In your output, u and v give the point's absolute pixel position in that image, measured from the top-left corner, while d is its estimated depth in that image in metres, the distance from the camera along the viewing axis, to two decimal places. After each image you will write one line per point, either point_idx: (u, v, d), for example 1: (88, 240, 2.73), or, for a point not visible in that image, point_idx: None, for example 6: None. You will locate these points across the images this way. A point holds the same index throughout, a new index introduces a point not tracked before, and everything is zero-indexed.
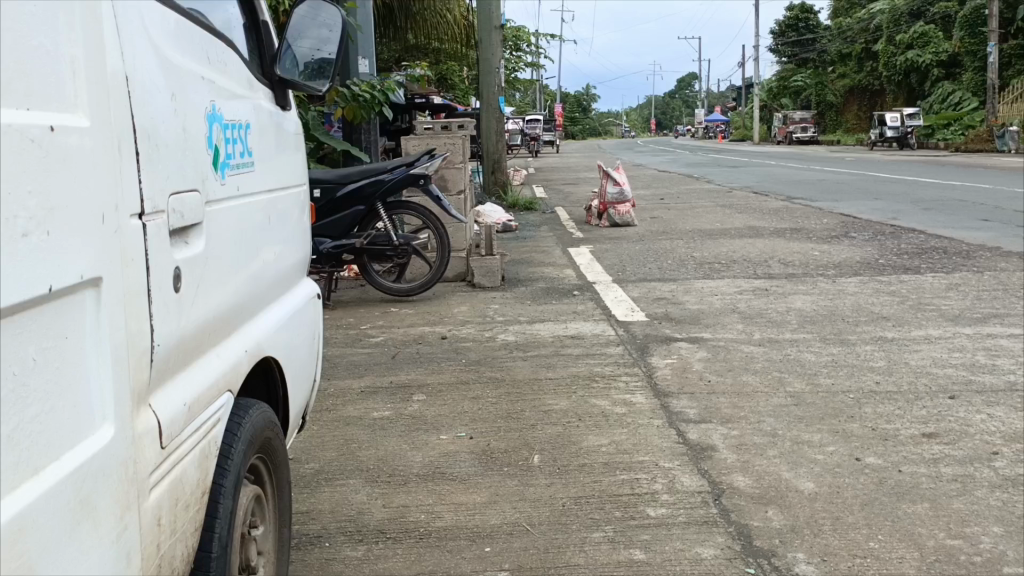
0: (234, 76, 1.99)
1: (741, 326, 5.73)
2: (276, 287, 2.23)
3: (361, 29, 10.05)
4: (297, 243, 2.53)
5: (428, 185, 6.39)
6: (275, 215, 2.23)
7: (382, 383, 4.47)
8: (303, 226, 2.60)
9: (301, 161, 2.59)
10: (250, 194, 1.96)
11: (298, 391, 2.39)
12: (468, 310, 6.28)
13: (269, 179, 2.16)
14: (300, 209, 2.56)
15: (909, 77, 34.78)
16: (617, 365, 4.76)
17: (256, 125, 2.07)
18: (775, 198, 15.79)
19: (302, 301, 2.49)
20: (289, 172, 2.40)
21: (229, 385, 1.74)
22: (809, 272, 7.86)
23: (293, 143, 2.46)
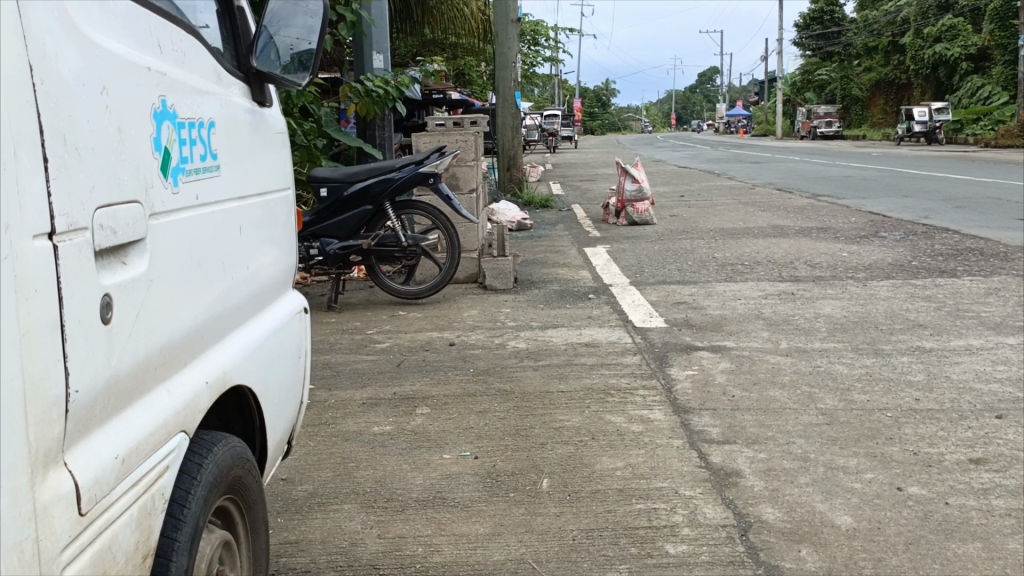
0: (198, 68, 1.75)
1: (766, 334, 5.42)
2: (254, 303, 1.99)
3: (375, 24, 9.83)
4: (282, 252, 2.29)
5: (438, 184, 6.13)
6: (252, 222, 1.99)
7: (385, 394, 4.24)
8: (288, 232, 2.36)
9: (287, 161, 2.35)
10: (216, 202, 1.71)
11: (281, 418, 2.14)
12: (479, 315, 6.04)
13: (243, 182, 1.92)
14: (284, 214, 2.32)
15: (937, 71, 33.94)
16: (634, 377, 4.48)
17: (225, 122, 1.82)
18: (799, 195, 15.36)
19: (286, 316, 2.25)
20: (270, 174, 2.16)
21: (186, 426, 1.50)
22: (836, 274, 7.52)
23: (275, 141, 2.22)
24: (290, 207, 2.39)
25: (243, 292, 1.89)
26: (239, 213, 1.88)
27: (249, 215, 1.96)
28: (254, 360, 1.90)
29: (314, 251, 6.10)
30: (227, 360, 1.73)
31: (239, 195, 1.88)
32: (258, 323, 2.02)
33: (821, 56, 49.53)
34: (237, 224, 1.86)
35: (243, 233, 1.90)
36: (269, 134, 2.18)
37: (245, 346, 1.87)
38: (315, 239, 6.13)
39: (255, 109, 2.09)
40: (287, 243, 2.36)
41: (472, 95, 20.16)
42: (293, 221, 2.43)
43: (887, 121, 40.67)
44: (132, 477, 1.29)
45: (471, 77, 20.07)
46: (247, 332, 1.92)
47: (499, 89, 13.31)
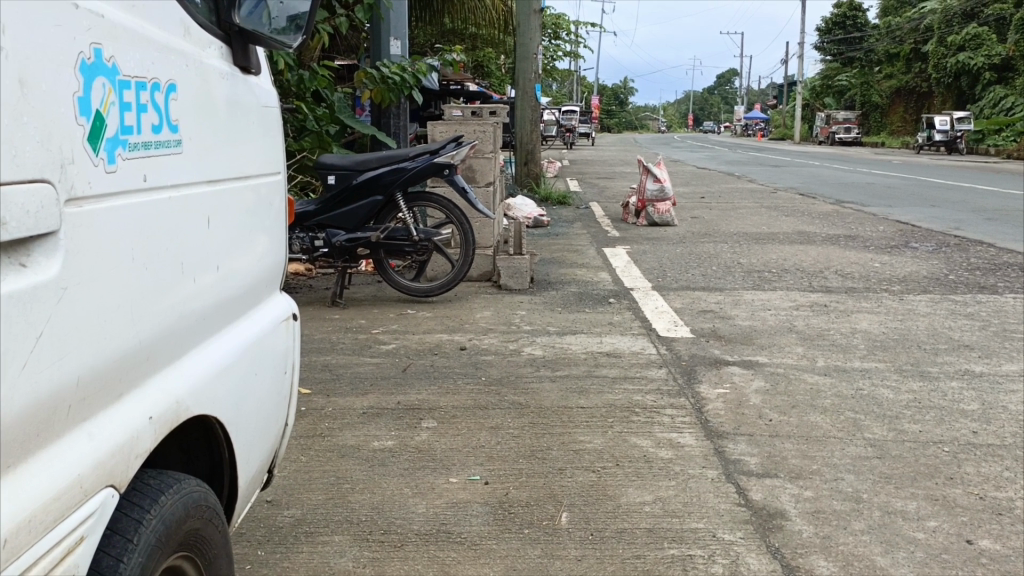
0: (162, 19, 1.41)
1: (801, 350, 5.02)
2: (229, 310, 1.67)
3: (393, 8, 9.48)
4: (267, 249, 1.96)
5: (453, 175, 5.78)
6: (231, 215, 1.66)
7: (388, 403, 3.89)
8: (277, 225, 2.03)
9: (277, 142, 2.01)
10: (175, 185, 1.38)
11: (256, 446, 1.81)
12: (492, 316, 5.67)
13: (218, 164, 1.59)
14: (271, 205, 1.98)
15: (961, 79, 33.24)
16: (660, 394, 4.11)
17: (195, 88, 1.48)
18: (823, 201, 14.89)
19: (271, 323, 1.92)
20: (256, 157, 1.83)
21: (116, 478, 1.18)
22: (870, 286, 7.10)
23: (261, 116, 1.89)
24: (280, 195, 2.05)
25: (214, 297, 1.56)
26: (212, 203, 1.55)
27: (226, 205, 1.64)
28: (223, 381, 1.57)
29: (320, 242, 5.76)
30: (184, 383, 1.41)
31: (211, 181, 1.55)
32: (233, 333, 1.70)
33: (844, 60, 48.77)
34: (209, 216, 1.53)
35: (217, 226, 1.58)
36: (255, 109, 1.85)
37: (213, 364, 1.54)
38: (320, 230, 5.79)
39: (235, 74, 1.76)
40: (275, 238, 2.02)
41: (489, 88, 19.80)
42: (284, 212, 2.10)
43: (908, 129, 39.98)
44: (17, 556, 0.97)
45: (489, 69, 19.70)
46: (218, 345, 1.60)
47: (518, 81, 12.94)
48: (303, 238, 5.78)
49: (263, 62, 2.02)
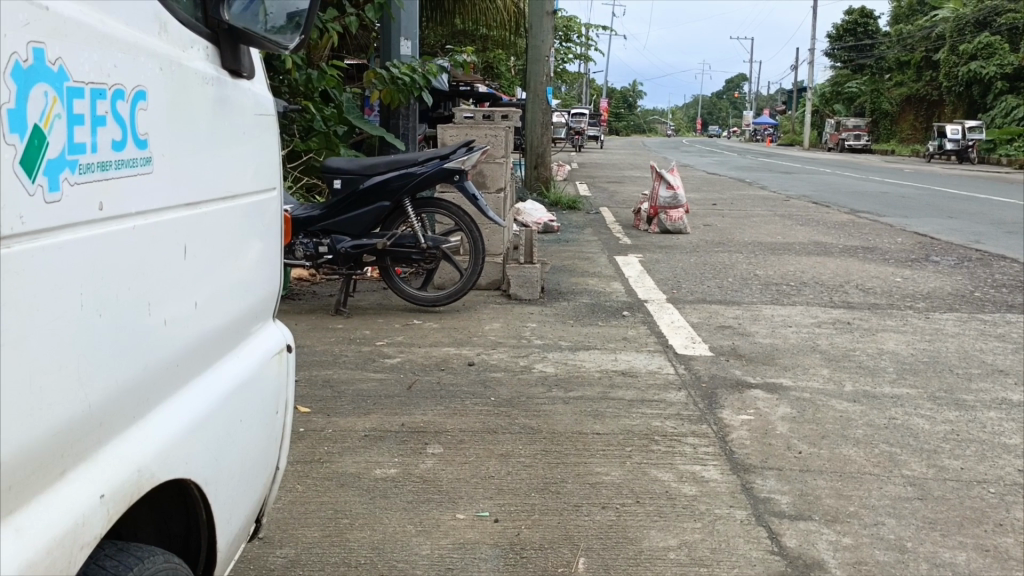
0: (131, 21, 1.29)
1: (827, 372, 4.77)
2: (213, 346, 1.55)
3: (403, 7, 9.28)
4: (264, 273, 1.84)
5: (464, 182, 5.53)
6: (216, 243, 1.55)
7: (391, 424, 3.66)
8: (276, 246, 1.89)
9: (277, 151, 1.85)
10: (134, 214, 1.26)
11: (251, 489, 1.68)
12: (502, 328, 5.44)
13: (201, 186, 1.47)
14: (269, 224, 1.84)
15: (972, 89, 32.92)
16: (680, 419, 3.86)
17: (170, 99, 1.35)
18: (838, 210, 14.62)
19: (268, 354, 1.80)
20: (247, 172, 1.68)
21: (49, 552, 1.07)
22: (893, 302, 6.83)
23: (259, 126, 1.73)
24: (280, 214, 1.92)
25: (192, 334, 1.45)
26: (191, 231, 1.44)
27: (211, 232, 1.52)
28: (201, 425, 1.45)
29: (324, 248, 5.53)
30: (147, 432, 1.30)
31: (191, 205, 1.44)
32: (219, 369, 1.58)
33: (855, 67, 48.44)
34: (186, 246, 1.42)
35: (196, 256, 1.47)
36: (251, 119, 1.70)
37: (187, 406, 1.43)
38: (324, 235, 5.56)
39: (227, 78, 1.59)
40: (275, 260, 1.89)
41: (499, 90, 19.61)
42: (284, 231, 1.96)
43: (919, 137, 39.66)
44: None
45: (499, 71, 19.48)
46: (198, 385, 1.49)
47: (530, 84, 12.71)
48: (306, 244, 5.55)
49: (257, 61, 1.80)
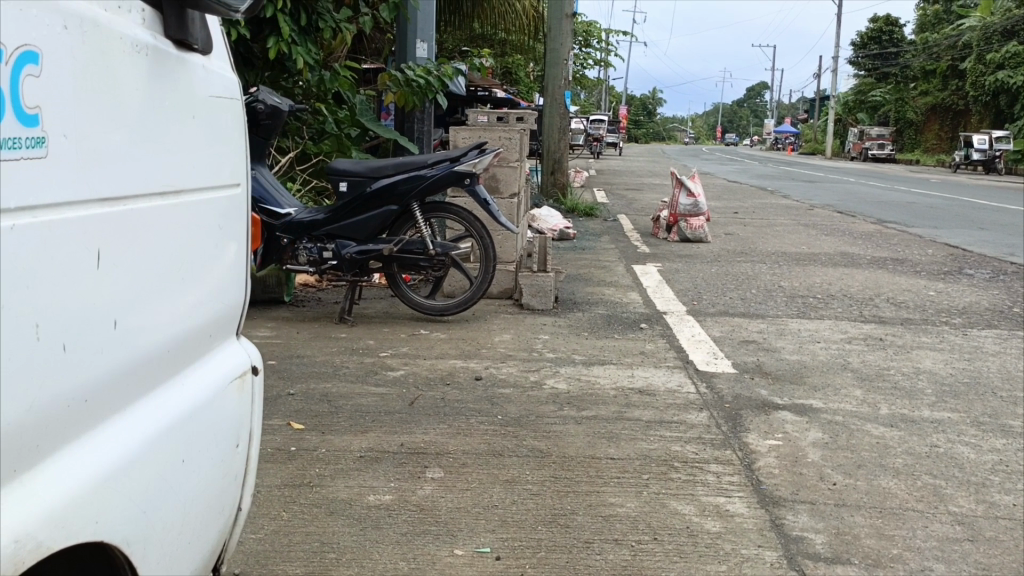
0: None
1: (860, 394, 4.45)
2: (149, 371, 1.32)
3: (419, 8, 9.07)
4: (230, 283, 1.60)
5: (475, 186, 5.27)
6: (152, 248, 1.32)
7: (390, 444, 3.40)
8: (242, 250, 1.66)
9: (237, 143, 1.64)
10: (17, 210, 1.03)
11: (197, 538, 1.44)
12: (512, 340, 5.17)
13: (126, 179, 1.26)
14: (233, 227, 1.61)
15: (999, 99, 32.28)
16: (702, 444, 3.56)
17: (69, 68, 1.13)
18: (864, 220, 14.21)
19: (229, 377, 1.56)
20: (194, 163, 1.45)
21: None
22: (928, 317, 6.48)
23: (212, 109, 1.51)
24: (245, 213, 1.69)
25: (115, 362, 1.22)
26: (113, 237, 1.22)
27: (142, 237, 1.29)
28: (118, 468, 1.21)
29: (328, 253, 5.31)
30: (39, 482, 1.08)
31: (112, 202, 1.22)
32: (159, 397, 1.35)
33: (879, 75, 47.79)
34: (106, 255, 1.20)
35: (122, 266, 1.24)
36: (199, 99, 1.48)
37: (105, 448, 1.20)
38: (329, 240, 5.33)
39: (165, 46, 1.38)
40: (243, 268, 1.66)
41: (517, 95, 19.43)
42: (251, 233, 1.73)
43: (944, 147, 39.00)
44: None
45: (519, 75, 19.30)
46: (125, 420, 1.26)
47: (548, 88, 12.48)
48: (310, 248, 5.32)
49: (216, 31, 1.63)
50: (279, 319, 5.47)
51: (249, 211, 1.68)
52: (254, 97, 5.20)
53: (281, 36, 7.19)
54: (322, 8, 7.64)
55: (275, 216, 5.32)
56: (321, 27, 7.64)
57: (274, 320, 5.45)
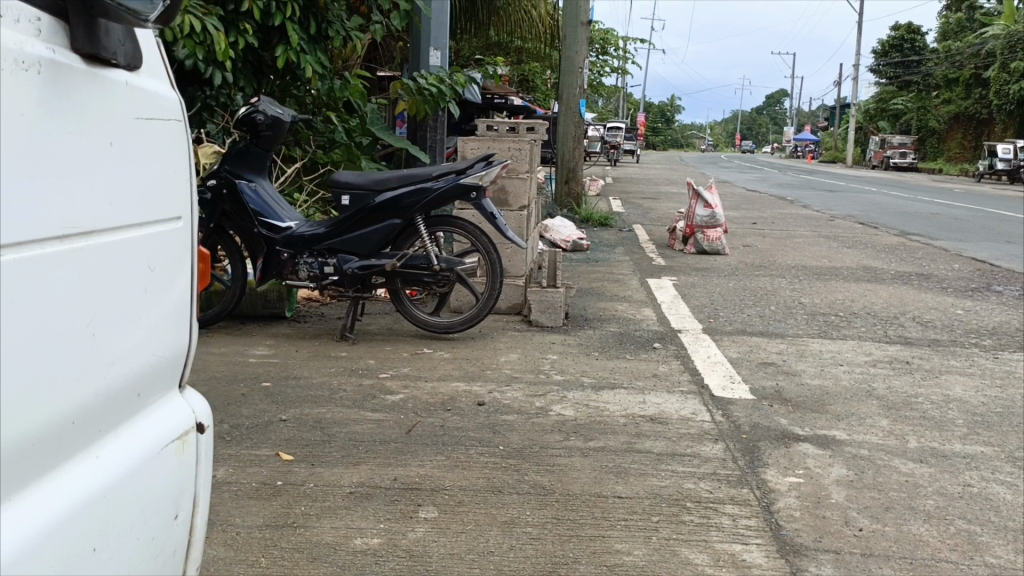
0: None
1: (886, 424, 4.19)
2: (58, 442, 1.16)
3: (432, 16, 8.92)
4: (162, 328, 1.44)
5: (481, 200, 5.10)
6: (69, 300, 1.17)
7: (382, 478, 3.21)
8: (183, 292, 1.52)
9: (172, 168, 1.49)
10: None
11: None
12: (518, 361, 4.96)
13: (35, 222, 1.11)
14: (165, 265, 1.45)
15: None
16: (717, 481, 3.32)
17: None
18: (887, 232, 13.85)
19: (164, 438, 1.42)
20: (113, 196, 1.29)
21: None
22: (957, 338, 6.18)
23: (134, 133, 1.37)
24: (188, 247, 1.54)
25: (20, 436, 1.07)
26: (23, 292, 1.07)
27: (58, 290, 1.15)
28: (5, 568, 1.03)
29: (330, 268, 5.14)
30: None
31: (18, 250, 1.07)
32: (77, 468, 1.20)
33: (900, 83, 47.14)
34: (9, 313, 1.05)
35: (32, 324, 1.09)
36: (121, 122, 1.34)
37: None
38: (331, 254, 5.17)
39: (67, 59, 1.21)
40: (182, 312, 1.51)
41: (533, 103, 19.23)
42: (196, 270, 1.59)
43: (967, 155, 38.30)
44: None
45: (534, 82, 19.11)
46: (36, 498, 1.12)
47: (562, 97, 12.26)
48: (311, 263, 5.15)
49: (143, 40, 1.50)
50: (279, 336, 5.31)
51: (185, 244, 1.53)
52: (254, 107, 5.07)
53: (289, 44, 7.05)
54: (333, 16, 7.51)
55: (275, 229, 5.16)
56: (331, 35, 7.49)
57: (274, 337, 5.28)
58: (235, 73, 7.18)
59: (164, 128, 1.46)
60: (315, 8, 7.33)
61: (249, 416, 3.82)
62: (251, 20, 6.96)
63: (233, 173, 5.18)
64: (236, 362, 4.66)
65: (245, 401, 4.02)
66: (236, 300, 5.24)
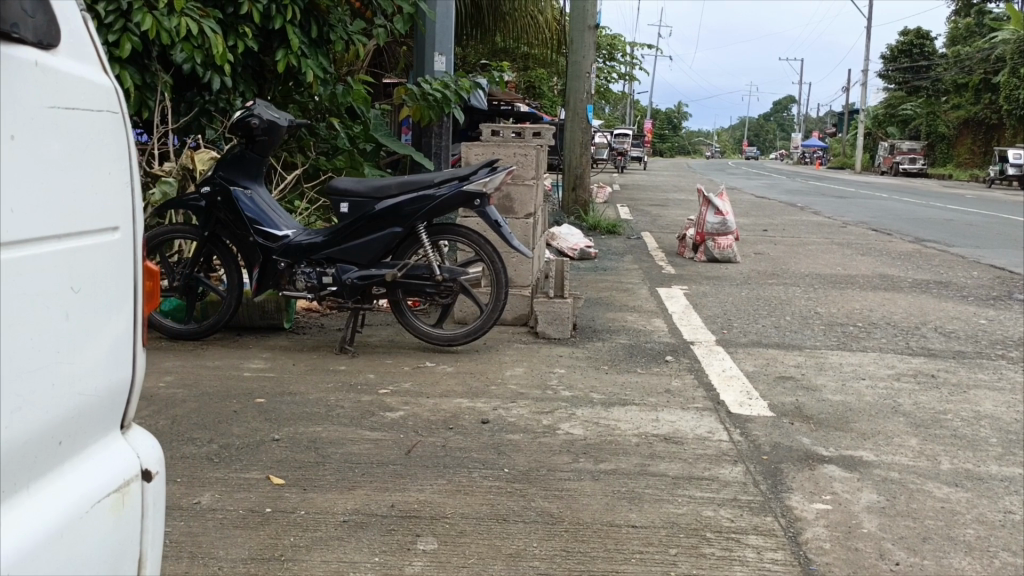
0: None
1: (915, 443, 3.95)
2: None
3: (437, 20, 8.77)
4: (96, 361, 1.31)
5: (485, 207, 4.88)
6: None
7: (379, 505, 3.00)
8: (125, 320, 1.39)
9: (100, 174, 1.34)
10: None
11: None
12: (524, 375, 4.74)
13: None
14: (96, 290, 1.31)
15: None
16: (738, 508, 3.09)
17: None
18: (901, 239, 13.58)
19: (98, 494, 1.29)
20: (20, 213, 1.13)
21: None
22: (982, 350, 5.92)
23: (45, 131, 1.21)
24: (128, 261, 1.40)
25: None
26: None
27: None
28: None
29: (328, 279, 4.94)
30: None
31: None
32: None
33: (908, 90, 46.87)
34: None
35: None
36: (32, 117, 1.19)
37: None
38: (329, 264, 4.96)
39: None
40: (121, 349, 1.38)
41: (539, 110, 19.07)
42: (140, 287, 1.45)
43: (977, 161, 37.93)
44: None
45: (540, 89, 18.95)
46: None
47: (569, 102, 12.07)
48: (309, 274, 4.95)
49: (58, 14, 1.33)
50: (276, 349, 5.10)
51: (124, 264, 1.39)
52: (249, 111, 4.90)
53: (290, 48, 6.91)
54: (334, 20, 7.36)
55: (272, 238, 4.97)
56: (333, 38, 7.32)
57: (271, 350, 5.07)
58: (234, 77, 6.97)
59: (82, 123, 1.30)
60: (316, 11, 7.17)
61: (239, 435, 3.61)
62: (251, 22, 6.80)
63: (227, 179, 5.00)
64: (230, 377, 4.45)
65: (236, 418, 3.81)
66: (232, 311, 5.07)
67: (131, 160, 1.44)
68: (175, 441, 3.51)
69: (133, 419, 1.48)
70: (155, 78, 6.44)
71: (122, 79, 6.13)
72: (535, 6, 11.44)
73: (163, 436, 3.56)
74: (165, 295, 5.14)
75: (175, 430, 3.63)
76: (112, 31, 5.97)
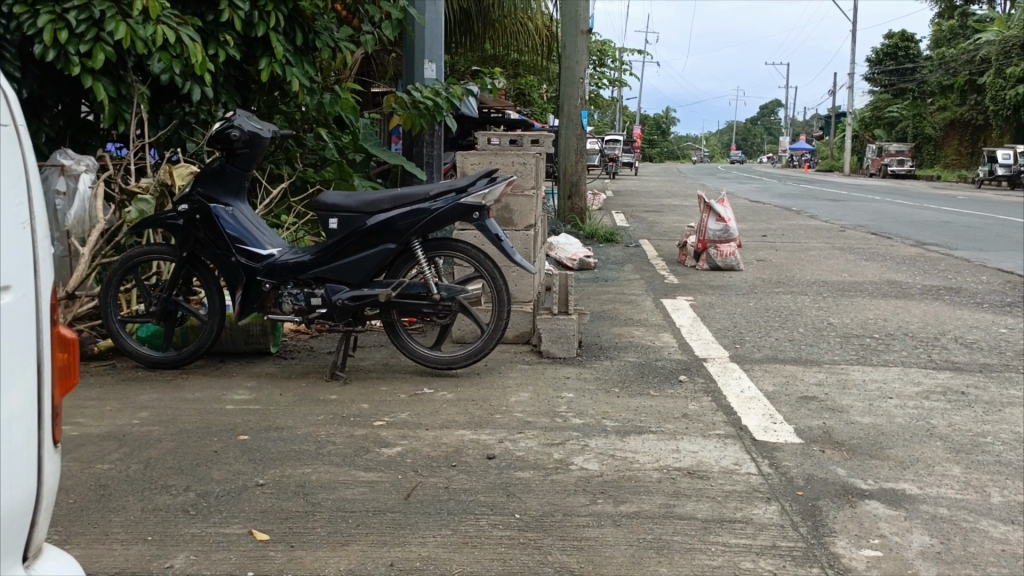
0: None
1: (959, 473, 3.65)
2: None
3: (427, 26, 8.46)
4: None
5: (485, 220, 4.53)
6: None
7: (378, 565, 2.66)
8: (29, 415, 1.44)
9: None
10: None
11: None
12: (531, 401, 4.39)
13: None
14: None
15: (1020, 112, 31.36)
16: (779, 558, 2.77)
17: None
18: (902, 243, 13.33)
19: None
20: None
21: None
22: (1008, 362, 5.63)
23: None
24: (30, 330, 1.44)
25: None
26: None
27: None
28: None
29: (317, 300, 4.60)
30: None
31: None
32: None
33: (895, 92, 47.07)
34: None
35: None
36: None
37: None
38: (318, 285, 4.63)
39: None
40: (27, 455, 1.44)
41: (530, 116, 18.80)
42: (48, 381, 1.50)
43: (965, 161, 38.03)
44: None
45: (530, 96, 18.72)
46: None
47: (563, 108, 11.79)
48: (296, 295, 4.61)
49: None
50: (262, 377, 4.73)
51: (29, 337, 1.44)
52: (229, 122, 4.56)
53: (274, 56, 6.58)
54: (320, 27, 7.04)
55: (255, 258, 4.62)
56: (318, 46, 7.02)
57: (256, 378, 4.71)
58: (215, 86, 6.64)
59: None
60: (301, 18, 6.85)
61: (218, 481, 3.24)
62: (232, 30, 6.48)
63: (206, 195, 4.65)
64: (211, 411, 4.08)
65: (217, 460, 3.44)
66: (214, 336, 4.71)
67: (29, 199, 1.48)
68: (147, 490, 3.14)
69: (41, 548, 1.53)
70: (131, 90, 6.06)
71: (96, 91, 5.76)
72: (526, 12, 11.18)
73: (134, 484, 3.18)
74: (141, 322, 4.79)
75: (148, 476, 3.26)
76: (83, 41, 5.60)
